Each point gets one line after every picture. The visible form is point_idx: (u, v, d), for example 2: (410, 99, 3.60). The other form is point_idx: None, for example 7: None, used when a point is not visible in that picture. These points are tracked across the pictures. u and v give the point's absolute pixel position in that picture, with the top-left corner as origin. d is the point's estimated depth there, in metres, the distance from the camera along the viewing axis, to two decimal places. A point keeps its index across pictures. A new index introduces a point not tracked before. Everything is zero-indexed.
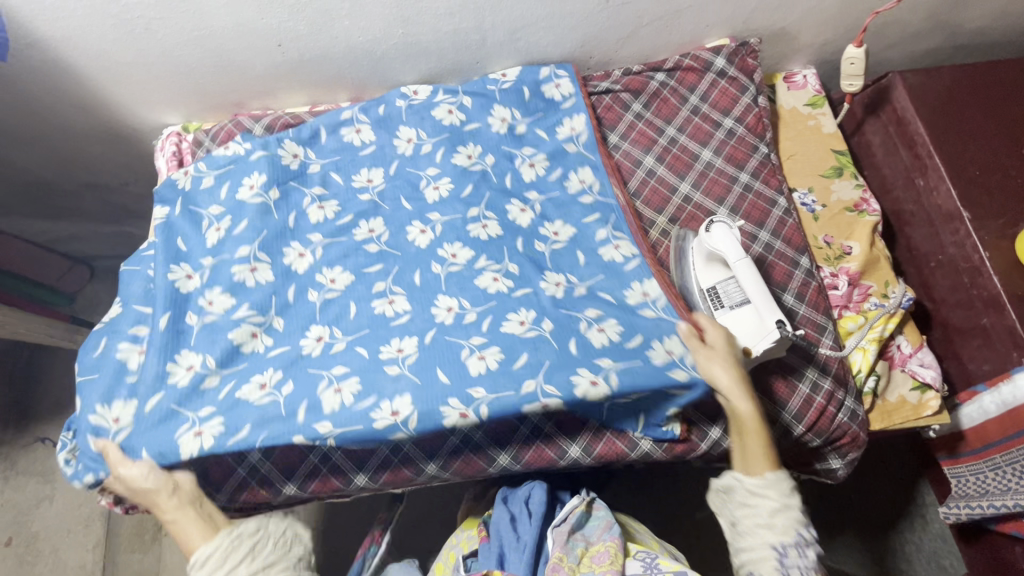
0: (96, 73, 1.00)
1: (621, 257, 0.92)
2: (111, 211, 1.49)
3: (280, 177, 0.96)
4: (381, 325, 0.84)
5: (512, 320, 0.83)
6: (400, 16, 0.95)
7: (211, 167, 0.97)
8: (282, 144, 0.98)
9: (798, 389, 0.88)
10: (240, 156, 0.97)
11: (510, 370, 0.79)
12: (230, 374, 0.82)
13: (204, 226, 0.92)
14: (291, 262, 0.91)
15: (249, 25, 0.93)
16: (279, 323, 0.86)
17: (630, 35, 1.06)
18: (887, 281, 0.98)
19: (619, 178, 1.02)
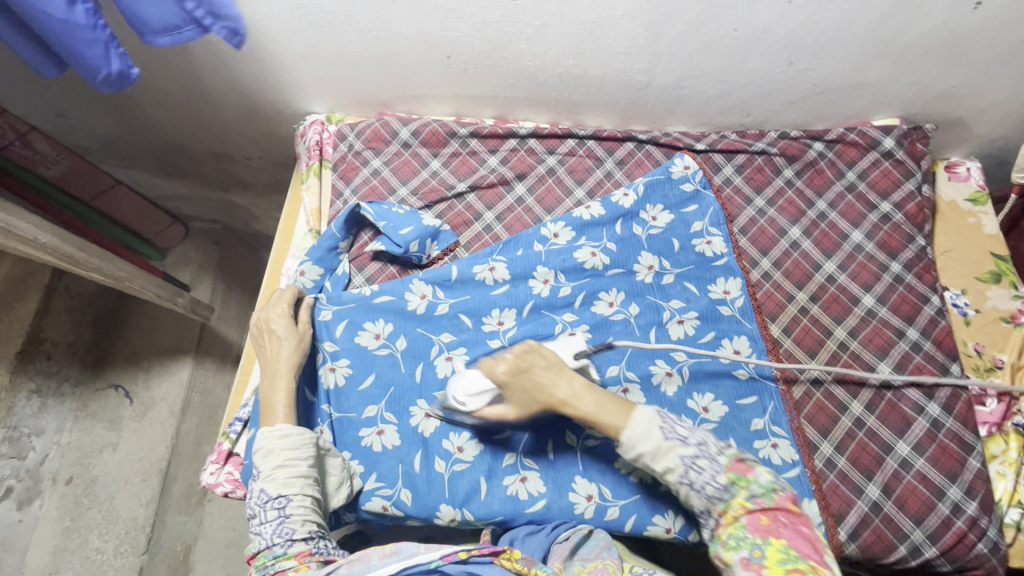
0: (265, 57, 1.00)
1: (780, 459, 0.87)
2: (226, 180, 1.52)
3: (408, 326, 0.96)
4: (518, 509, 0.85)
5: (658, 525, 0.84)
6: (576, 48, 0.93)
7: (331, 301, 0.96)
8: (410, 286, 0.97)
9: (936, 508, 0.83)
10: (364, 297, 0.96)
11: (649, 492, 0.86)
12: (372, 468, 0.87)
13: (318, 365, 0.92)
14: (418, 424, 0.90)
15: (429, 34, 0.92)
16: (407, 496, 0.86)
17: (799, 100, 1.02)
18: None
19: (776, 354, 0.95)
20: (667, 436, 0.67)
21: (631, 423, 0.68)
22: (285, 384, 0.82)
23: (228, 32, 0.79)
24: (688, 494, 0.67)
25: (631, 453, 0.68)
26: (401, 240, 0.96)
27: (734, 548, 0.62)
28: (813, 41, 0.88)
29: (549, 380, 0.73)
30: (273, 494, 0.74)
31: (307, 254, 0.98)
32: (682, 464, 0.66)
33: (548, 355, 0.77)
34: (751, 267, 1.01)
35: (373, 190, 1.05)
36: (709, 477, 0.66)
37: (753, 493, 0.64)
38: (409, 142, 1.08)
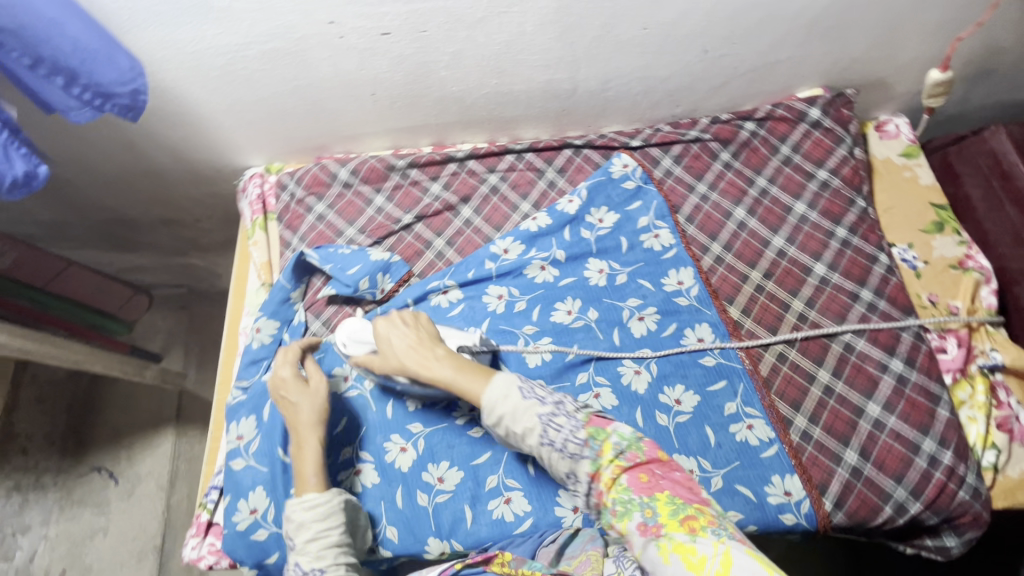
0: (190, 121, 1.00)
1: (756, 439, 0.88)
2: (180, 244, 1.51)
3: None
4: (505, 532, 0.85)
5: None
6: (496, 68, 0.94)
7: None
8: None
9: (913, 463, 0.84)
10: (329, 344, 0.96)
11: None
12: None
13: None
14: (393, 459, 0.89)
15: (348, 75, 0.93)
16: (394, 533, 0.86)
17: (723, 84, 1.03)
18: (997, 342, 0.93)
19: (740, 335, 0.96)
20: (525, 396, 0.68)
21: (487, 389, 0.69)
22: (315, 451, 0.77)
23: (120, 108, 0.83)
24: (560, 461, 0.67)
25: (495, 421, 0.68)
26: (350, 280, 0.96)
27: (626, 515, 0.61)
28: (721, 28, 0.90)
29: (407, 345, 0.76)
30: (308, 568, 0.70)
31: (261, 308, 0.98)
32: (540, 425, 0.67)
33: (422, 326, 0.79)
34: (702, 253, 1.02)
35: (321, 235, 1.05)
36: (568, 437, 0.66)
37: (620, 447, 0.65)
38: (349, 182, 1.08)
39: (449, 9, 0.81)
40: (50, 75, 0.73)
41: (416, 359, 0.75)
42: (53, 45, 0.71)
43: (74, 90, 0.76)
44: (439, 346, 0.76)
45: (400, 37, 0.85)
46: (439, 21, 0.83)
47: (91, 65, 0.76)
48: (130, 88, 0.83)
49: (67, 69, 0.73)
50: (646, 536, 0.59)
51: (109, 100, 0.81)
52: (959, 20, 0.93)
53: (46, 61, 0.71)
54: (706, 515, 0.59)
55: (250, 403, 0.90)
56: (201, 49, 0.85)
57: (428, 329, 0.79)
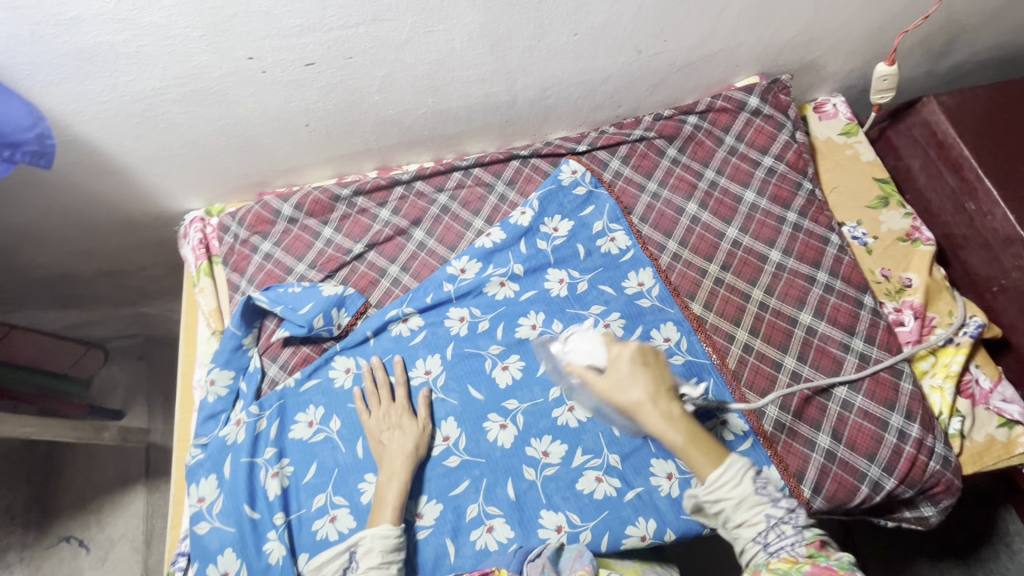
0: (116, 171, 0.95)
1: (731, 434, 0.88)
2: (127, 296, 1.44)
3: (337, 404, 0.91)
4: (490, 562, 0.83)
5: (632, 535, 0.83)
6: (430, 86, 0.92)
7: (263, 407, 0.90)
8: (333, 363, 0.94)
9: (883, 439, 0.85)
10: (289, 388, 0.92)
11: (618, 505, 0.85)
12: None
13: (260, 474, 0.85)
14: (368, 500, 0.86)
15: (277, 109, 0.89)
16: None
17: (661, 81, 1.03)
18: (949, 310, 0.94)
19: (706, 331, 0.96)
20: (759, 490, 0.67)
21: (722, 470, 0.67)
22: (399, 483, 0.81)
23: (31, 155, 0.79)
24: (758, 555, 0.66)
25: (710, 497, 0.67)
26: (303, 319, 0.92)
27: (778, 574, 0.63)
28: (651, 28, 0.89)
29: (649, 395, 0.69)
30: None
31: (212, 360, 0.93)
32: (766, 522, 0.66)
33: (655, 365, 0.72)
34: (659, 252, 1.02)
35: (270, 275, 1.01)
36: (785, 542, 0.65)
37: (827, 559, 0.64)
38: (294, 217, 1.04)
39: (373, 33, 0.79)
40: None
41: (638, 408, 0.69)
42: None
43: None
44: (674, 402, 0.70)
45: (326, 65, 0.82)
46: (364, 46, 0.81)
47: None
48: (36, 133, 0.78)
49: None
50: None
51: (20, 149, 0.77)
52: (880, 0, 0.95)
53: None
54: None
55: (209, 461, 0.87)
56: (114, 97, 0.80)
57: (666, 374, 0.72)
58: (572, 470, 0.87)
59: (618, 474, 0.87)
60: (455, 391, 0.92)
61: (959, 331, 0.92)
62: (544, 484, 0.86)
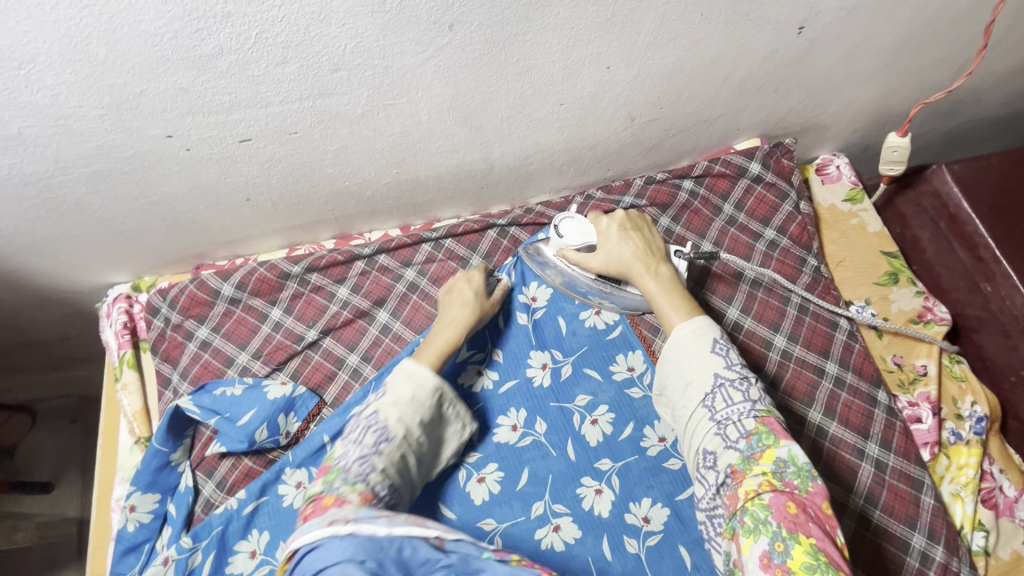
0: (14, 251, 0.79)
1: None
2: (50, 362, 1.26)
3: (285, 528, 0.77)
4: None
5: None
6: (394, 158, 0.79)
7: (197, 539, 0.76)
8: (281, 477, 0.80)
9: (905, 563, 0.77)
10: (228, 511, 0.77)
11: None
12: None
13: None
14: None
15: (209, 186, 0.75)
16: None
17: (656, 145, 0.92)
18: (954, 396, 0.88)
19: None
20: (713, 351, 0.67)
21: (684, 324, 0.70)
22: (451, 334, 0.81)
23: None
24: (706, 424, 0.65)
25: (672, 350, 0.69)
26: (243, 433, 0.80)
27: (755, 535, 0.57)
28: (646, 97, 0.79)
29: (634, 255, 0.77)
30: (380, 423, 0.70)
31: (132, 480, 0.78)
32: (712, 387, 0.65)
33: (647, 235, 0.80)
34: (653, 334, 0.92)
35: (207, 369, 0.87)
36: (734, 415, 0.63)
37: (782, 467, 0.60)
38: (236, 298, 0.90)
39: (320, 109, 0.66)
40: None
41: (620, 259, 0.78)
42: None
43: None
44: (662, 262, 0.78)
45: (265, 141, 0.69)
46: (310, 122, 0.67)
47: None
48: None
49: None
50: (767, 572, 0.54)
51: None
52: (892, 66, 0.86)
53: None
54: None
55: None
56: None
57: (654, 243, 0.80)
58: None
59: None
60: (423, 511, 0.80)
61: (966, 425, 0.85)
62: None
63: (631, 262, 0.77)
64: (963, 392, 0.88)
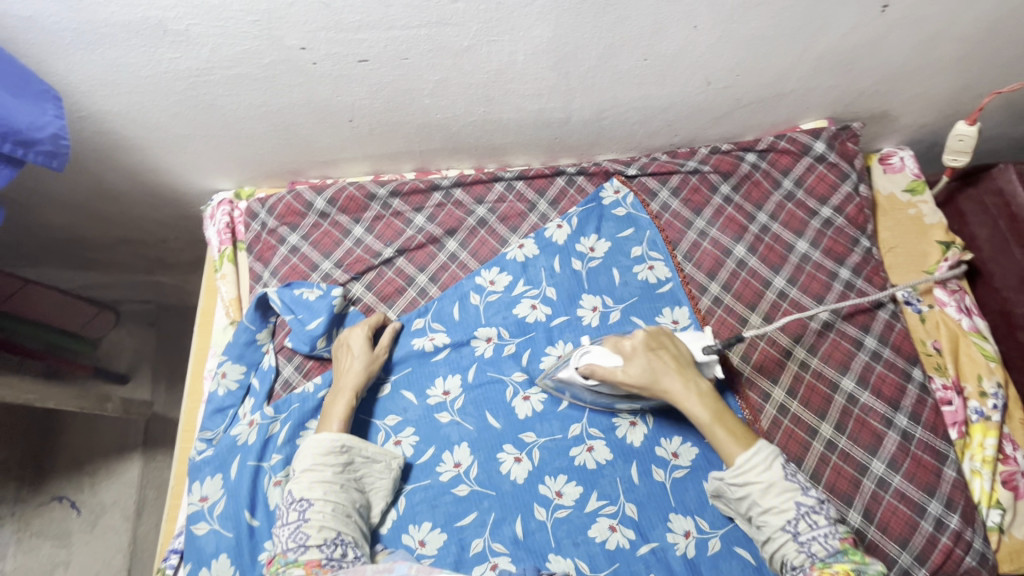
0: (148, 145, 0.91)
1: None
2: (144, 264, 1.40)
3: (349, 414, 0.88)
4: None
5: None
6: (485, 96, 0.87)
7: (280, 412, 0.87)
8: None
9: (919, 526, 0.81)
10: (306, 393, 0.88)
11: (634, 556, 0.80)
12: None
13: (264, 479, 0.82)
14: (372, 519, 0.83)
15: (323, 102, 0.85)
16: None
17: (725, 115, 0.97)
18: (981, 374, 0.90)
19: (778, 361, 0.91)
20: (789, 479, 0.72)
21: (749, 453, 0.73)
22: (344, 404, 0.83)
23: (42, 155, 0.69)
24: (789, 544, 0.71)
25: (738, 480, 0.73)
26: (308, 336, 0.90)
27: None
28: (726, 61, 0.84)
29: (668, 378, 0.77)
30: (297, 496, 0.76)
31: (225, 351, 0.91)
32: (797, 513, 0.71)
33: (676, 350, 0.79)
34: (700, 294, 0.96)
35: (294, 270, 0.98)
36: (819, 536, 0.70)
37: (860, 568, 0.68)
38: (326, 211, 1.00)
39: (434, 37, 0.74)
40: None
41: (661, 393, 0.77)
42: None
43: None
44: (698, 379, 0.78)
45: (380, 64, 0.78)
46: (422, 49, 0.76)
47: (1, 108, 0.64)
48: (50, 131, 0.69)
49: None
50: None
51: (32, 148, 0.68)
52: (970, 58, 0.89)
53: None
54: None
55: (216, 459, 0.83)
56: (156, 71, 0.76)
57: (682, 355, 0.79)
58: (588, 515, 0.83)
59: (634, 526, 0.82)
60: (471, 415, 0.89)
61: (988, 402, 0.88)
62: (554, 524, 0.82)
63: (671, 396, 0.77)
64: (991, 370, 0.90)
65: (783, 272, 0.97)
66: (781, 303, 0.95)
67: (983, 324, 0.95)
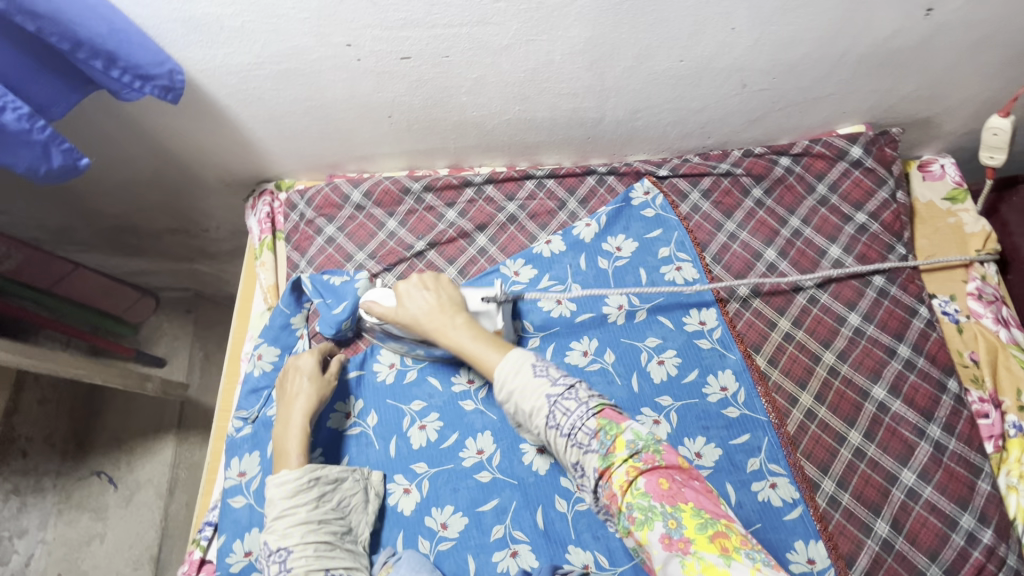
0: (198, 136, 0.96)
1: (780, 500, 0.81)
2: (186, 252, 1.46)
3: (378, 399, 0.91)
4: None
5: None
6: (520, 94, 0.89)
7: None
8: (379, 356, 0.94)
9: (950, 540, 0.79)
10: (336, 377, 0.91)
11: None
12: None
13: None
14: (396, 503, 0.85)
15: (365, 98, 0.88)
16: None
17: (759, 118, 0.97)
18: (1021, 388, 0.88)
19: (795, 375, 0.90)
20: (537, 374, 0.67)
21: (501, 361, 0.70)
22: (298, 433, 0.79)
23: (159, 90, 0.75)
24: (561, 441, 0.64)
25: (502, 393, 0.69)
26: (333, 321, 0.92)
27: (648, 525, 0.58)
28: (762, 64, 0.84)
29: (431, 312, 0.80)
30: (274, 547, 0.72)
31: (262, 335, 0.94)
32: (550, 407, 0.64)
33: (444, 291, 0.83)
34: (728, 296, 0.96)
35: (329, 260, 1.01)
36: (577, 423, 0.63)
37: (636, 448, 0.61)
38: (362, 205, 1.04)
39: (475, 35, 0.76)
40: (90, 59, 0.67)
41: (431, 326, 0.79)
42: (87, 28, 0.65)
43: (115, 74, 0.70)
44: (461, 312, 0.80)
45: (421, 61, 0.80)
46: (462, 47, 0.78)
47: (126, 46, 0.70)
48: (167, 68, 0.75)
49: (106, 53, 0.67)
50: (672, 552, 0.56)
51: (150, 82, 0.74)
52: (1018, 64, 0.87)
53: (85, 45, 0.65)
54: (736, 534, 0.57)
55: (252, 438, 0.87)
56: (211, 65, 0.80)
57: (446, 293, 0.82)
58: None
59: None
60: (496, 406, 0.90)
61: None
62: (576, 516, 0.83)
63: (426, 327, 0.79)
64: None
65: (813, 277, 0.96)
66: (811, 308, 0.94)
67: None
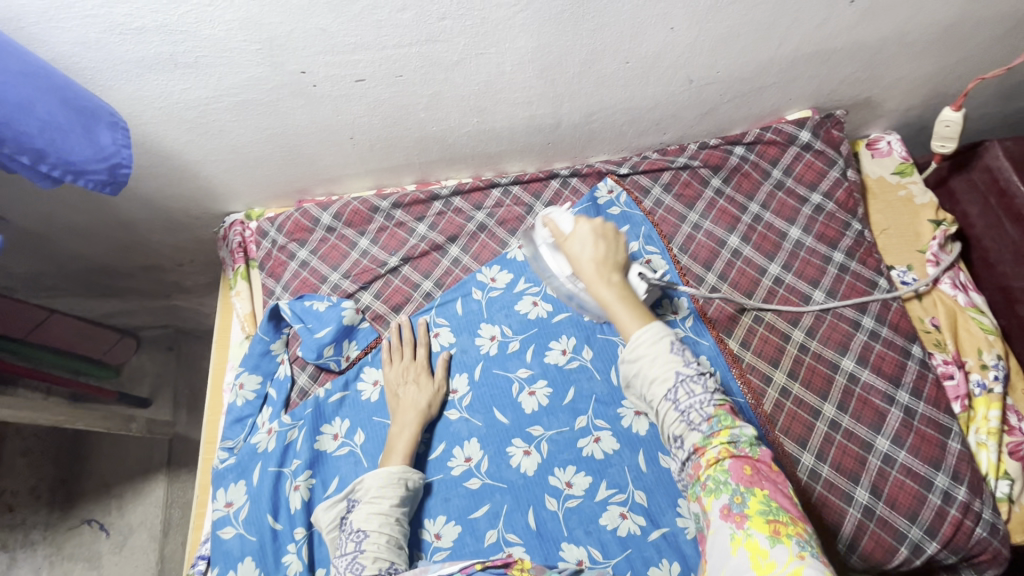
0: (163, 173, 0.96)
1: None
2: (163, 289, 1.46)
3: (362, 417, 0.91)
4: None
5: None
6: (477, 106, 0.91)
7: (295, 420, 0.90)
8: (362, 374, 0.94)
9: (928, 500, 0.82)
10: (318, 399, 0.91)
11: (644, 541, 0.82)
12: None
13: (284, 483, 0.85)
14: None
15: (326, 122, 0.90)
16: None
17: (710, 111, 1.01)
18: (981, 348, 0.92)
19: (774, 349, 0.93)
20: (673, 351, 0.67)
21: (642, 329, 0.68)
22: (412, 429, 0.86)
23: (97, 183, 0.67)
24: (670, 412, 0.66)
25: (630, 355, 0.68)
26: (315, 345, 0.93)
27: (715, 493, 0.61)
28: (705, 59, 0.88)
29: (592, 259, 0.73)
30: (354, 528, 0.75)
31: (241, 363, 0.95)
32: (674, 381, 0.65)
33: (613, 243, 0.75)
34: (697, 284, 0.98)
35: (304, 283, 1.02)
36: (696, 404, 0.64)
37: (737, 438, 0.63)
38: (332, 226, 1.05)
39: (426, 54, 0.79)
40: (13, 157, 0.60)
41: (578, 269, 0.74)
42: (14, 125, 0.58)
43: (43, 168, 0.62)
44: (617, 269, 0.73)
45: (376, 82, 0.83)
46: (414, 66, 0.81)
47: (59, 142, 0.62)
48: (112, 161, 0.67)
49: (32, 150, 0.60)
50: (727, 522, 0.59)
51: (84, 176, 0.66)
52: (945, 41, 0.92)
53: (7, 142, 0.58)
54: (796, 528, 0.58)
55: (238, 467, 0.87)
56: (169, 102, 0.82)
57: (619, 250, 0.75)
58: (597, 504, 0.85)
59: (644, 512, 0.84)
60: (480, 412, 0.92)
61: (990, 374, 0.90)
62: (566, 512, 0.85)
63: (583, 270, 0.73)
64: (991, 343, 0.92)
65: (777, 258, 0.99)
66: (778, 289, 0.97)
67: (981, 299, 0.97)
